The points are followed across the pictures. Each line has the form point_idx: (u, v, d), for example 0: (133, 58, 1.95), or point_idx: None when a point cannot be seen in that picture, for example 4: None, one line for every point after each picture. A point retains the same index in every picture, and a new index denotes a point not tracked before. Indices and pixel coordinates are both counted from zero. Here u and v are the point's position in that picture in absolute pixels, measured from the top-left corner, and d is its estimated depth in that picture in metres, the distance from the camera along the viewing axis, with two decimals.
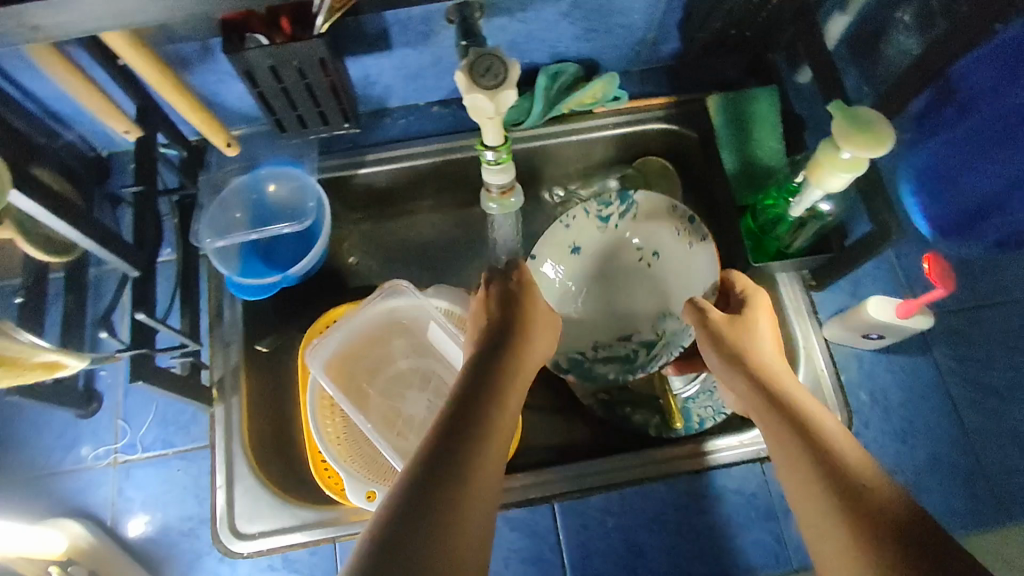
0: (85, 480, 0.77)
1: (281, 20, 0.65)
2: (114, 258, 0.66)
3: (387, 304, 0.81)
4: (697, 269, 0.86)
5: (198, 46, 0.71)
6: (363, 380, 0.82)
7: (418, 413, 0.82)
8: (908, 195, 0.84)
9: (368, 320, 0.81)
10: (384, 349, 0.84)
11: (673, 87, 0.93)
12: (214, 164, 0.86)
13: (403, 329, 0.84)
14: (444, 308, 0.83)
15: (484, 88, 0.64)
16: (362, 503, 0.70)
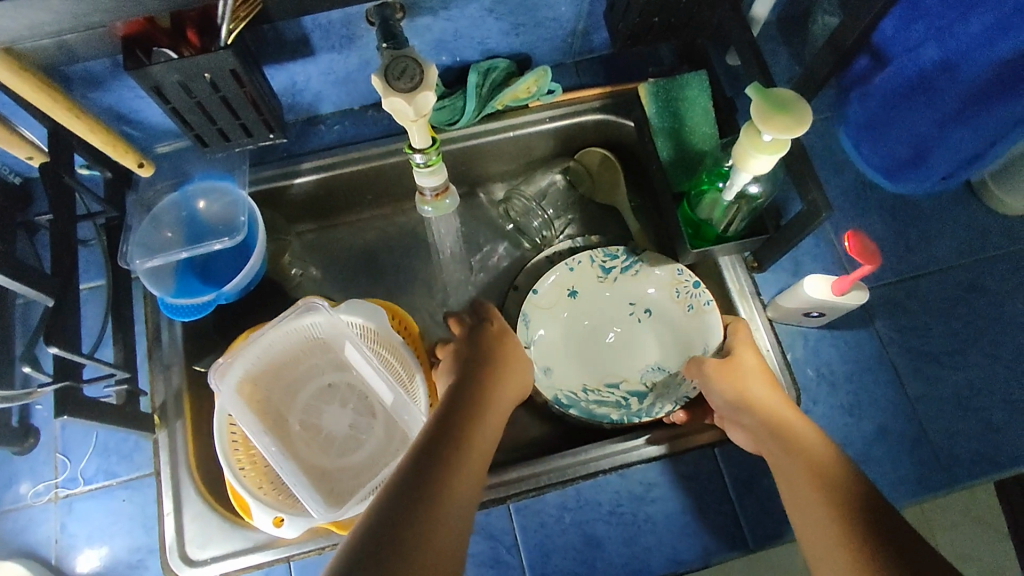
0: (26, 518, 0.75)
1: (187, 32, 0.64)
2: (25, 288, 0.63)
3: (299, 321, 0.76)
4: (693, 336, 0.85)
5: (106, 63, 0.69)
6: (280, 401, 0.80)
7: (337, 430, 0.80)
8: (851, 146, 0.90)
9: (282, 338, 0.77)
10: (303, 364, 0.81)
11: (607, 77, 0.93)
12: (143, 183, 0.84)
13: (320, 344, 0.80)
14: (359, 325, 0.78)
15: (401, 91, 0.63)
16: (268, 529, 0.68)
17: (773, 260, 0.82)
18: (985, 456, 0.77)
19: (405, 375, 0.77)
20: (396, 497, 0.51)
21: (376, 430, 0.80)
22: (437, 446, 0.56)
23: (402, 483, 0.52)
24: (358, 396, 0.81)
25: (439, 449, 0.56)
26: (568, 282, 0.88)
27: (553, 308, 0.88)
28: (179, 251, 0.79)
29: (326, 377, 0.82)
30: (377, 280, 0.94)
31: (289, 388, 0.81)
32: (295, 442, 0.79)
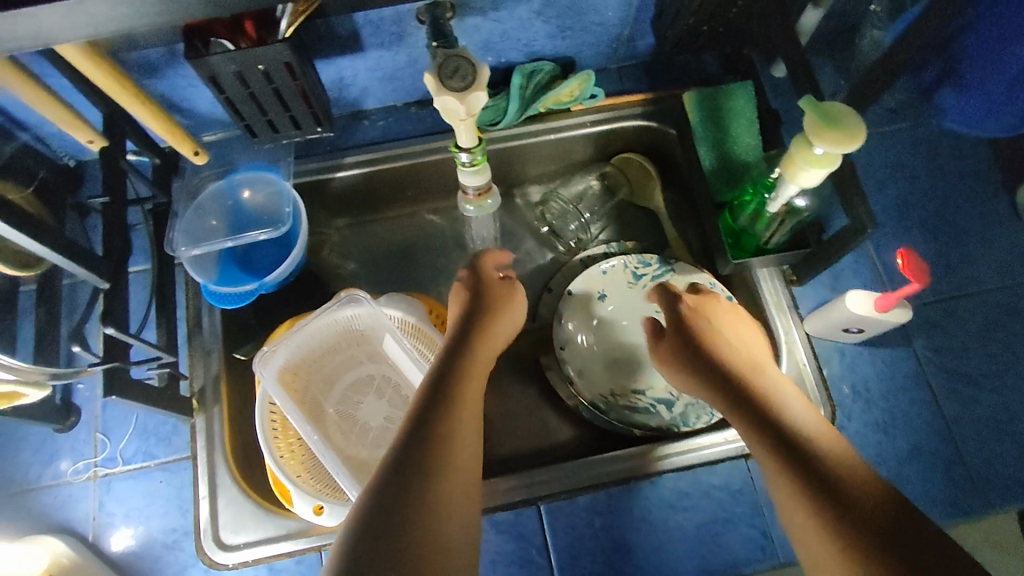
0: (65, 495, 0.77)
1: (244, 24, 0.65)
2: (81, 269, 0.64)
3: (343, 312, 0.78)
4: None
5: (163, 51, 0.70)
6: (318, 391, 0.81)
7: (373, 420, 0.82)
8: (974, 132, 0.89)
9: (323, 329, 0.79)
10: (341, 355, 0.83)
11: (650, 83, 0.93)
12: (190, 170, 0.85)
13: (359, 336, 0.82)
14: (399, 317, 0.80)
15: (453, 90, 0.63)
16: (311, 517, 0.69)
17: (813, 274, 0.82)
18: (1021, 482, 0.76)
19: None
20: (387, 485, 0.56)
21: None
22: (425, 429, 0.60)
23: (393, 476, 0.57)
24: (394, 389, 0.83)
25: (425, 429, 0.60)
26: (598, 285, 0.90)
27: (581, 314, 0.89)
28: (224, 241, 0.80)
29: (363, 368, 0.83)
30: (411, 277, 0.95)
31: (327, 378, 0.83)
32: (331, 429, 0.81)
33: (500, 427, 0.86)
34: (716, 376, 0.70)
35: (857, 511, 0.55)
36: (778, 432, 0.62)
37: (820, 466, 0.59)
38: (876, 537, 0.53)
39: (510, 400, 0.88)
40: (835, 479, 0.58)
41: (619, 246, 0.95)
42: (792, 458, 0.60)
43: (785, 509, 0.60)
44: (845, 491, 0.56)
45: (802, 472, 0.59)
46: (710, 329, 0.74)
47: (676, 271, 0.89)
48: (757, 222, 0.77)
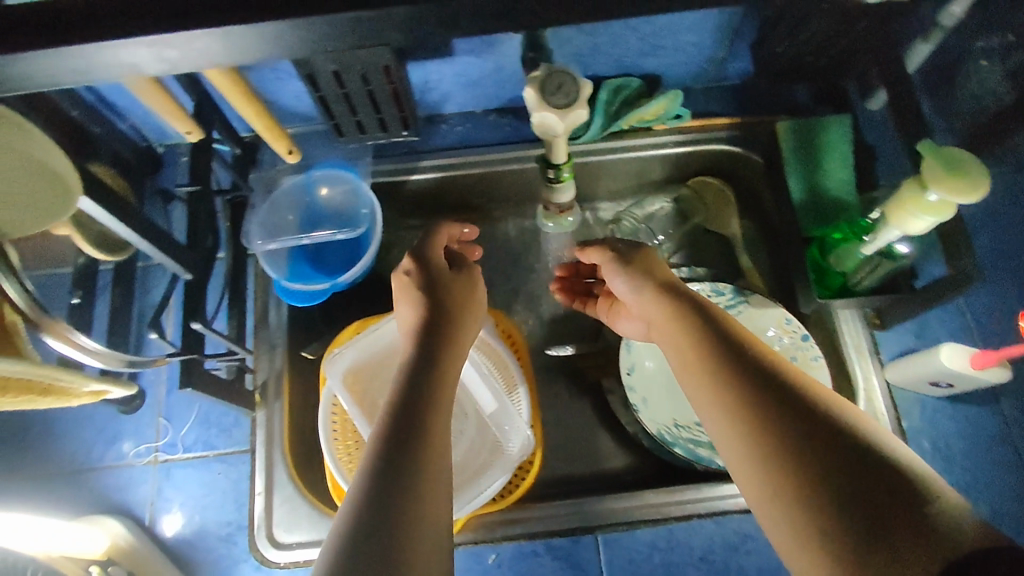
0: (125, 477, 0.77)
1: None
2: (166, 259, 0.64)
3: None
4: None
5: None
6: None
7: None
8: None
9: (389, 333, 0.78)
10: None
11: (738, 107, 0.90)
12: (267, 162, 0.85)
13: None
14: None
15: (554, 106, 0.61)
16: None
17: (899, 320, 0.78)
18: None
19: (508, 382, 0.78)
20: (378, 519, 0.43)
21: (469, 436, 0.80)
22: (408, 438, 0.48)
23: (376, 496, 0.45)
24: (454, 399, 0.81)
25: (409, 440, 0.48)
26: None
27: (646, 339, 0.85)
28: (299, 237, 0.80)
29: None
30: None
31: None
32: None
33: (558, 449, 0.85)
34: (682, 318, 0.57)
35: (861, 484, 0.42)
36: (755, 380, 0.49)
37: (814, 425, 0.45)
38: (880, 520, 0.40)
39: (568, 420, 0.87)
40: (833, 443, 0.44)
41: (692, 272, 0.90)
42: (771, 414, 0.47)
43: (751, 491, 0.47)
44: (850, 457, 0.43)
45: (781, 429, 0.46)
46: (668, 276, 0.63)
47: (750, 303, 0.85)
48: (848, 262, 0.74)
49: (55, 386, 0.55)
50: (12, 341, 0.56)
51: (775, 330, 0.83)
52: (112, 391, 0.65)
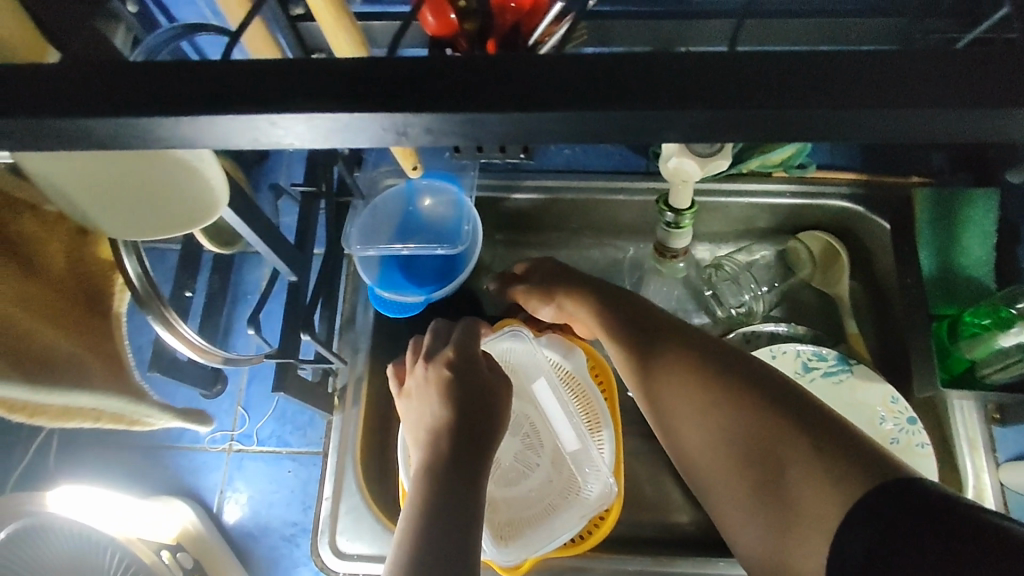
0: (199, 461, 0.78)
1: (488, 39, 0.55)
2: (277, 260, 0.63)
3: (501, 344, 0.76)
4: None
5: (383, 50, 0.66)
6: None
7: (502, 456, 0.77)
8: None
9: None
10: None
11: (866, 164, 0.84)
12: (370, 162, 0.84)
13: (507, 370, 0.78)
14: (555, 360, 0.77)
15: (695, 154, 0.58)
16: None
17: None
18: None
19: (592, 424, 0.75)
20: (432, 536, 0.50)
21: (543, 471, 0.76)
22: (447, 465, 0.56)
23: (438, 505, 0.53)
24: (532, 431, 0.77)
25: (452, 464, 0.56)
26: None
27: None
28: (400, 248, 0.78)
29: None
30: None
31: None
32: None
33: (628, 496, 0.82)
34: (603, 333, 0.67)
35: (774, 466, 0.52)
36: (681, 393, 0.59)
37: (729, 419, 0.55)
38: (783, 474, 0.51)
39: (642, 467, 0.83)
40: (746, 434, 0.54)
41: (792, 329, 0.86)
42: (699, 424, 0.57)
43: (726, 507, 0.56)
44: (761, 439, 0.53)
45: (713, 437, 0.56)
46: (573, 273, 0.73)
47: (854, 373, 0.80)
48: (982, 353, 0.68)
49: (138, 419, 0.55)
50: (114, 329, 0.56)
51: (879, 408, 0.78)
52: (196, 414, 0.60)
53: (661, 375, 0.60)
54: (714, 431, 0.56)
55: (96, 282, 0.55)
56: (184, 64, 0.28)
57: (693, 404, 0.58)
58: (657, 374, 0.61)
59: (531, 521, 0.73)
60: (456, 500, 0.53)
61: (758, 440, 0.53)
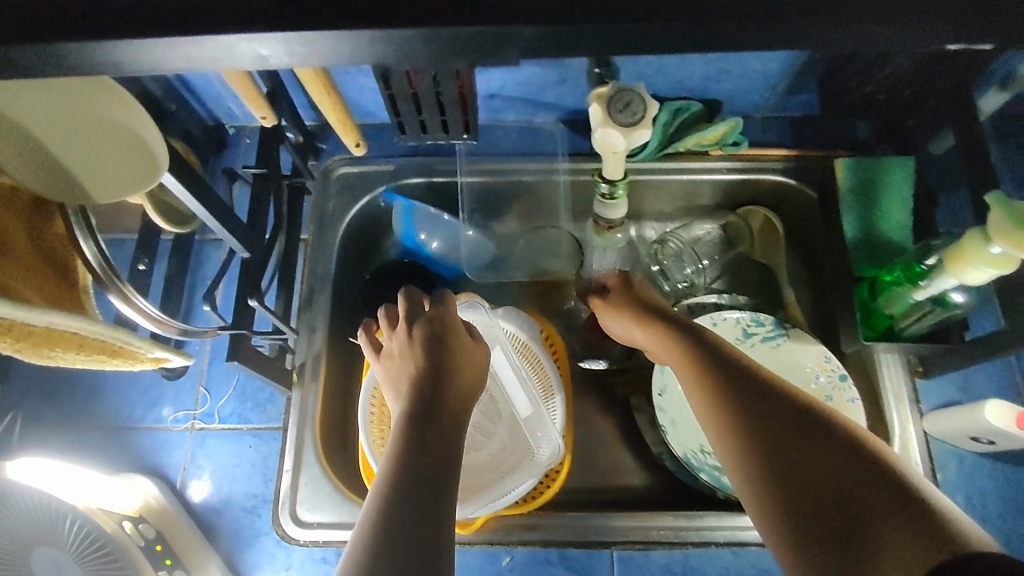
0: (162, 440, 0.80)
1: None
2: (228, 235, 0.66)
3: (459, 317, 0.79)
4: None
5: None
6: None
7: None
8: None
9: None
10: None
11: (796, 140, 0.89)
12: (326, 152, 0.90)
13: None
14: (511, 332, 0.80)
15: (619, 123, 0.62)
16: None
17: (944, 371, 0.76)
18: None
19: (546, 391, 0.79)
20: (389, 523, 0.49)
21: (498, 438, 0.80)
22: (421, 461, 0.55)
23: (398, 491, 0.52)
24: (490, 401, 0.81)
25: (428, 464, 0.55)
26: None
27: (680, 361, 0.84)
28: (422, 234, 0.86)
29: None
30: (512, 291, 0.93)
31: None
32: None
33: (580, 462, 0.85)
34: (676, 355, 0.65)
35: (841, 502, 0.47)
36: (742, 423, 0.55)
37: (790, 460, 0.51)
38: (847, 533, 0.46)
39: (593, 434, 0.87)
40: (813, 463, 0.50)
41: (733, 300, 0.90)
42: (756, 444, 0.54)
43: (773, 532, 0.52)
44: (831, 476, 0.49)
45: (771, 457, 0.52)
46: (652, 304, 0.71)
47: (790, 337, 0.84)
48: (897, 307, 0.73)
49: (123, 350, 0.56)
50: (81, 300, 0.58)
51: (813, 367, 0.82)
52: (170, 362, 0.62)
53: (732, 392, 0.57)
54: (772, 456, 0.52)
55: (58, 251, 0.58)
56: (105, 15, 0.31)
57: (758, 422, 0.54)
58: (719, 395, 0.57)
59: (485, 483, 0.76)
60: (421, 499, 0.51)
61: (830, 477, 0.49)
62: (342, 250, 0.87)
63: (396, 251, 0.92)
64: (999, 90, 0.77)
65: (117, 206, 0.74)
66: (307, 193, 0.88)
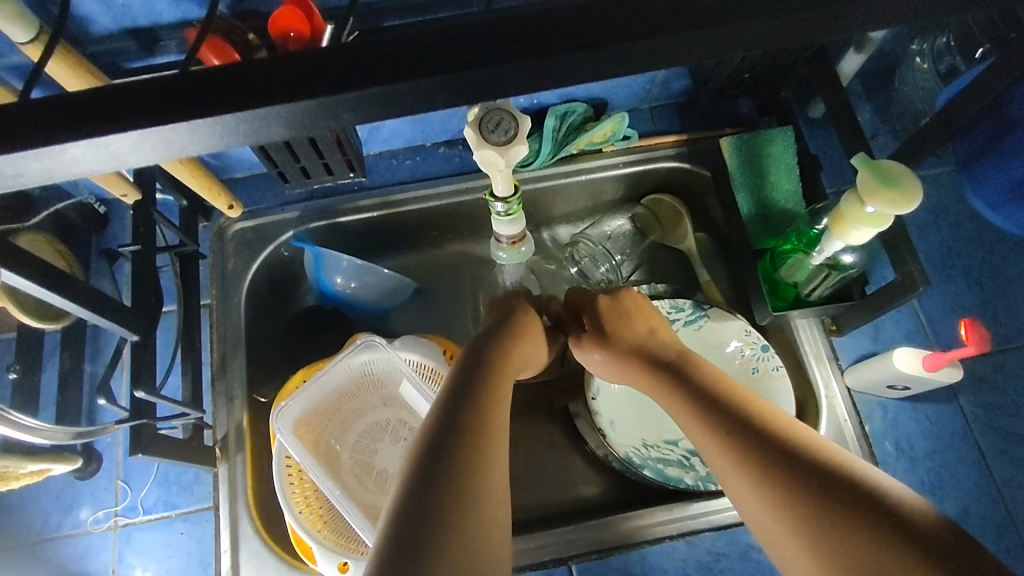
0: (84, 546, 0.75)
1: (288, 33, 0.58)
2: (112, 325, 0.61)
3: (359, 358, 0.78)
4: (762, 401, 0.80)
5: (178, 18, 0.61)
6: (334, 438, 0.79)
7: (390, 467, 0.79)
8: None
9: (337, 376, 0.77)
10: (357, 401, 0.81)
11: (685, 125, 0.91)
12: (216, 211, 0.86)
13: (374, 381, 0.81)
14: (415, 360, 0.79)
15: (494, 144, 0.61)
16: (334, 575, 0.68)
17: (854, 326, 0.79)
18: None
19: None
20: (415, 505, 0.48)
21: None
22: (443, 461, 0.51)
23: (422, 481, 0.50)
24: (412, 433, 0.80)
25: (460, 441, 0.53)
26: None
27: None
28: (333, 277, 0.82)
29: (380, 413, 0.81)
30: (435, 318, 0.90)
31: (342, 423, 0.80)
32: (347, 477, 0.78)
33: (531, 478, 0.83)
34: (651, 372, 0.66)
35: (853, 513, 0.48)
36: (755, 424, 0.55)
37: (796, 464, 0.52)
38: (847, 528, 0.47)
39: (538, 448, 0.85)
40: (808, 459, 0.52)
41: (651, 288, 0.86)
42: (744, 444, 0.54)
43: (765, 532, 0.53)
44: (847, 476, 0.50)
45: (771, 453, 0.53)
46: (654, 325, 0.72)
47: (710, 316, 0.84)
48: (799, 273, 0.75)
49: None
50: None
51: (736, 343, 0.83)
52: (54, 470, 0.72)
53: (737, 409, 0.57)
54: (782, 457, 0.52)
55: None
56: None
57: (745, 425, 0.55)
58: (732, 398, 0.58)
59: None
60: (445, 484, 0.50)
61: (827, 471, 0.50)
62: (250, 309, 0.83)
63: (311, 298, 0.88)
64: (855, 53, 0.81)
65: None
66: (203, 257, 0.84)
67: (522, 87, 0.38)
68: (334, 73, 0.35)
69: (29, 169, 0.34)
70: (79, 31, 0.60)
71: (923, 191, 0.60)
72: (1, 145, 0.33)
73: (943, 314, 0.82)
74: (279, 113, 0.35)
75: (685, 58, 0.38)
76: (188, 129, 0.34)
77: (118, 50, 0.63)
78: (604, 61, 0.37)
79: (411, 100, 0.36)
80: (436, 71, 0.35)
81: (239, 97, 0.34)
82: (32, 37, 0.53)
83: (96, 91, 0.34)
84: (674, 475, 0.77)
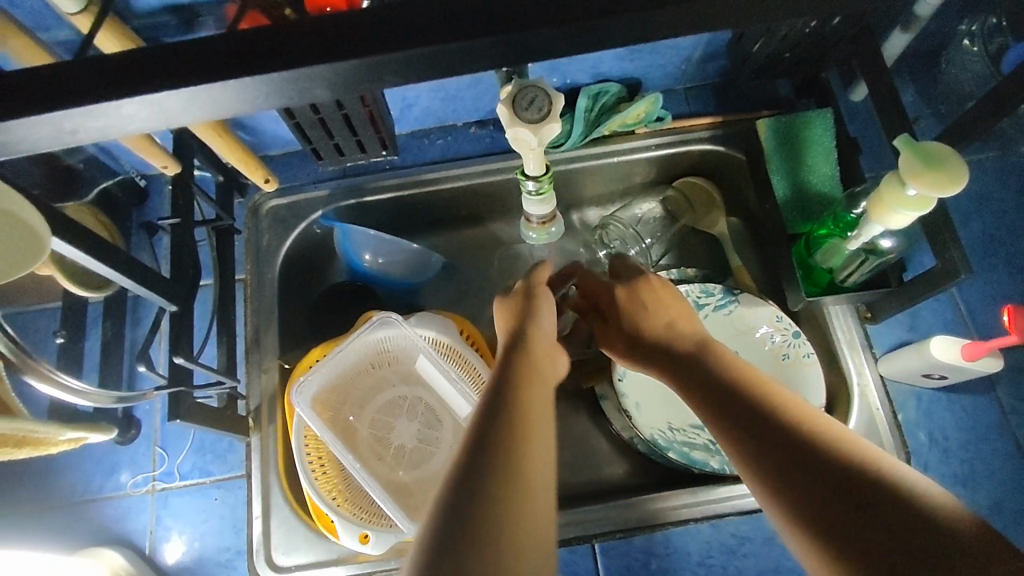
0: (124, 507, 0.78)
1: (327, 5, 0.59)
2: (153, 294, 0.63)
3: (375, 334, 0.79)
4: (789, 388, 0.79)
5: None
6: (352, 414, 0.80)
7: (407, 443, 0.80)
8: None
9: (353, 353, 0.78)
10: (374, 379, 0.82)
11: (720, 107, 0.90)
12: (252, 188, 0.88)
13: (392, 359, 0.82)
14: (432, 337, 0.80)
15: (527, 121, 0.61)
16: (356, 545, 0.70)
17: (890, 314, 0.77)
18: None
19: None
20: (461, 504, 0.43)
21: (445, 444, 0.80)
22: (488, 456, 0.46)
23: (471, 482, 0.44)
24: (428, 411, 0.81)
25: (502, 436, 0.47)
26: None
27: None
28: (360, 253, 0.83)
29: (397, 391, 0.82)
30: (463, 297, 0.91)
31: (358, 401, 0.81)
32: (365, 454, 0.79)
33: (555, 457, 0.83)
34: (667, 361, 0.63)
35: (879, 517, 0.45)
36: (770, 418, 0.52)
37: (812, 462, 0.49)
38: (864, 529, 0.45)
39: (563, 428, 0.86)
40: (822, 457, 0.49)
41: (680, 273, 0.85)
42: (759, 439, 0.51)
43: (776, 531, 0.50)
44: (870, 474, 0.47)
45: (789, 448, 0.50)
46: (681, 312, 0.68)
47: (740, 302, 0.82)
48: (834, 258, 0.74)
49: (30, 437, 0.60)
50: None
51: (767, 328, 0.81)
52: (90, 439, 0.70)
53: (750, 401, 0.54)
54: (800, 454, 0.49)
55: None
56: None
57: (762, 423, 0.52)
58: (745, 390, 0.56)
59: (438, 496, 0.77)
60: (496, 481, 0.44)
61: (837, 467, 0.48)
62: (282, 284, 0.85)
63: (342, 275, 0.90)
64: (901, 32, 0.79)
65: (33, 278, 0.72)
66: (239, 233, 0.86)
67: (561, 51, 0.37)
68: (374, 38, 0.35)
69: (83, 126, 0.35)
70: (123, 5, 0.61)
71: (969, 173, 0.58)
72: (58, 101, 0.34)
73: (984, 303, 0.79)
74: (322, 73, 0.35)
75: (729, 29, 0.38)
76: (234, 88, 0.35)
77: (158, 25, 0.64)
78: (646, 31, 0.37)
79: (452, 69, 0.36)
80: (476, 42, 0.35)
81: (283, 61, 0.35)
82: (81, 8, 0.55)
83: (145, 51, 0.35)
84: (700, 460, 0.77)
